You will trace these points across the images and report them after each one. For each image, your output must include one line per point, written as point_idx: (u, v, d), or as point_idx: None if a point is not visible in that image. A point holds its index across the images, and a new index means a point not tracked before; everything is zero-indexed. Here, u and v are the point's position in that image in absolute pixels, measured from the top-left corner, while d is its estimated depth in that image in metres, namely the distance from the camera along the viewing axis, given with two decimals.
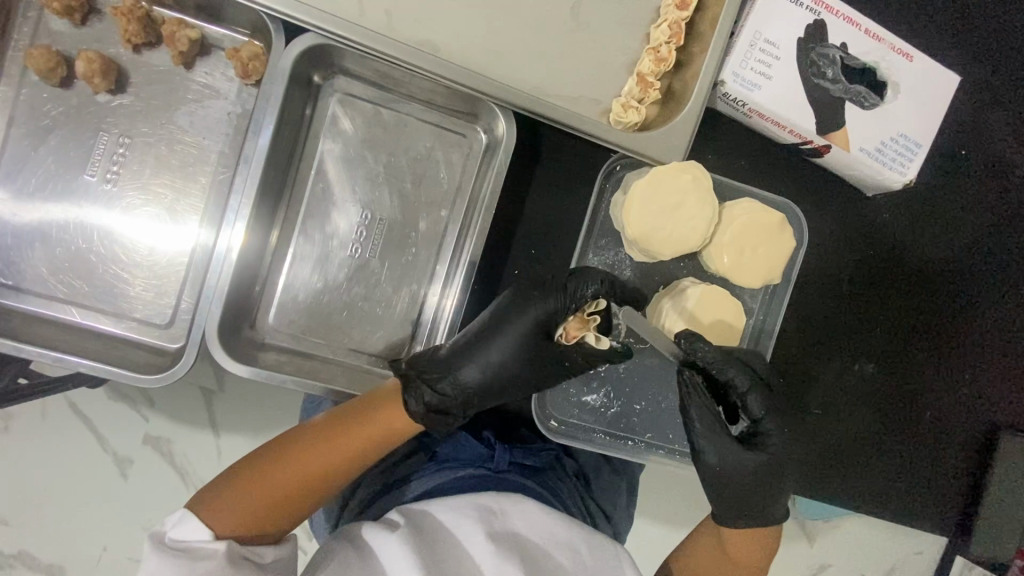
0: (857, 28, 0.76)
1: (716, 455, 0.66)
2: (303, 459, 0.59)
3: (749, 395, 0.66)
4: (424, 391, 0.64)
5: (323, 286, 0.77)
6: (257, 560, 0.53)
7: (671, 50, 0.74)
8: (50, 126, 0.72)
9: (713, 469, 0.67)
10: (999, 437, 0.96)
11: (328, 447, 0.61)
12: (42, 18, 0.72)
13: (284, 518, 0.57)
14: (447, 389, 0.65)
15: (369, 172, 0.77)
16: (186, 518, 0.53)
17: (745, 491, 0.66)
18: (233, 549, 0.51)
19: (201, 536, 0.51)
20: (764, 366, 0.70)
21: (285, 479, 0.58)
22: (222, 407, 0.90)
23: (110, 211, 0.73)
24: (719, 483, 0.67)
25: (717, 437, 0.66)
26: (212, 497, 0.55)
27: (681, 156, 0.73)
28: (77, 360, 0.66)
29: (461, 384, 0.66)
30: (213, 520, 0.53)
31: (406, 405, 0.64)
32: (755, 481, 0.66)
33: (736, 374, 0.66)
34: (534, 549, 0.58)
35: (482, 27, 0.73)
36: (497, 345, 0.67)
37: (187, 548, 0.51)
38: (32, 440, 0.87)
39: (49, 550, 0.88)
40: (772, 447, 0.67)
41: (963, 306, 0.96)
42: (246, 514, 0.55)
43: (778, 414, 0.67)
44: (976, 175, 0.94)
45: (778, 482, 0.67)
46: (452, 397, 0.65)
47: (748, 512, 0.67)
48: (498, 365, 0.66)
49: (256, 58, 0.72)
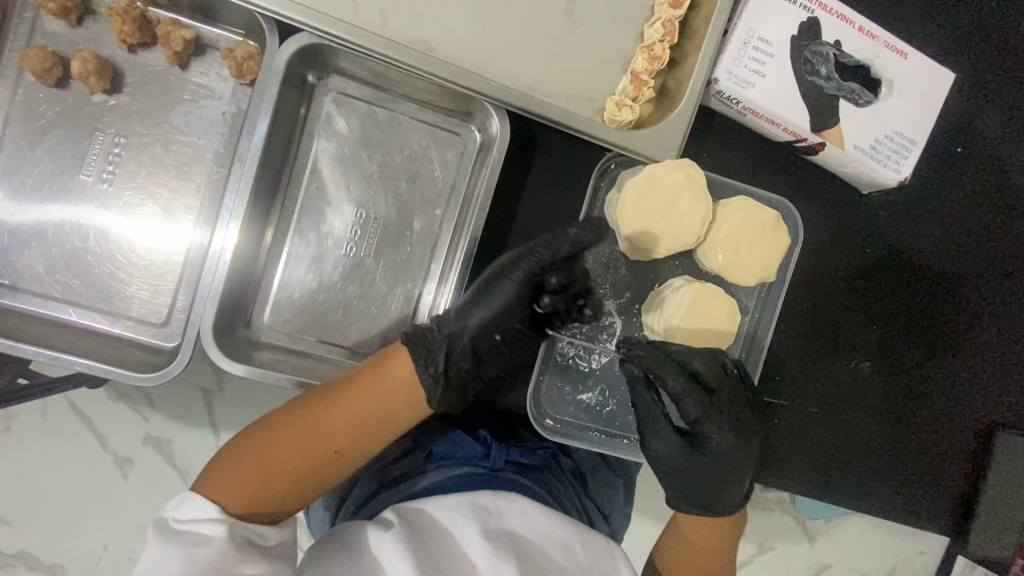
0: (851, 25, 0.76)
1: (659, 448, 0.69)
2: (305, 427, 0.60)
3: (682, 398, 0.66)
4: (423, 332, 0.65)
5: (319, 285, 0.77)
6: (260, 543, 0.53)
7: (665, 48, 0.74)
8: (47, 127, 0.72)
9: (657, 459, 0.69)
10: (998, 436, 0.96)
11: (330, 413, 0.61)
12: (39, 19, 0.72)
13: (289, 490, 0.58)
14: (445, 332, 0.65)
15: (363, 171, 0.78)
16: (188, 499, 0.53)
17: (690, 484, 0.68)
18: (234, 535, 0.51)
19: (205, 515, 0.52)
20: (708, 366, 0.68)
21: (289, 449, 0.59)
22: (221, 407, 0.91)
23: (106, 211, 0.73)
24: (665, 474, 0.69)
25: (657, 431, 0.69)
26: (214, 476, 0.56)
27: (675, 155, 0.73)
28: (73, 359, 0.66)
29: (459, 329, 0.66)
30: (215, 497, 0.54)
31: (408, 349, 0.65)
32: (702, 476, 0.68)
33: (669, 378, 0.66)
34: (530, 548, 0.58)
35: (476, 26, 0.73)
36: (496, 294, 0.68)
37: (187, 535, 0.50)
38: (31, 439, 0.88)
39: (48, 549, 0.89)
40: (713, 446, 0.67)
41: (960, 303, 0.95)
42: (248, 488, 0.55)
43: (719, 414, 0.67)
44: (972, 173, 0.94)
45: (724, 478, 0.68)
46: (447, 338, 0.65)
47: (699, 502, 0.68)
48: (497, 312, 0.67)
49: (251, 58, 0.72)
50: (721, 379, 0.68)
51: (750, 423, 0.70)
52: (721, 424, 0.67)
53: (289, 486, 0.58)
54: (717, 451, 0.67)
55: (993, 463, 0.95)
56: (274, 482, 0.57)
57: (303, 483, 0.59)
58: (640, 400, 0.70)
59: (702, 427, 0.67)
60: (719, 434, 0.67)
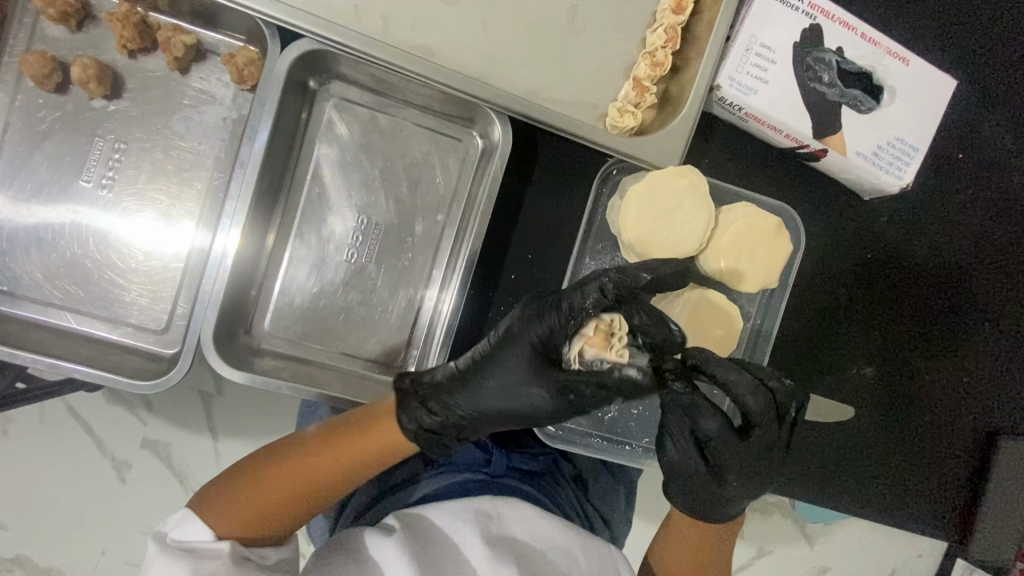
0: (853, 32, 0.76)
1: (675, 458, 0.66)
2: (309, 461, 0.58)
3: (715, 436, 0.64)
4: (419, 410, 0.59)
5: (320, 290, 0.77)
6: (261, 562, 0.55)
7: (667, 55, 0.74)
8: (46, 132, 0.72)
9: (670, 465, 0.66)
10: (1000, 440, 0.96)
11: (331, 452, 0.58)
12: (38, 24, 0.72)
13: (287, 522, 0.57)
14: (445, 410, 0.60)
15: (365, 177, 0.77)
16: (187, 516, 0.54)
17: (696, 498, 0.66)
18: (237, 549, 0.53)
19: (204, 537, 0.53)
20: (761, 409, 0.64)
21: (292, 481, 0.57)
22: (220, 412, 0.90)
23: (106, 217, 0.73)
24: (675, 479, 0.67)
25: (674, 435, 0.66)
26: (215, 496, 0.56)
27: (677, 161, 0.73)
28: (72, 366, 0.66)
29: (456, 406, 0.60)
30: (217, 520, 0.54)
31: (401, 422, 0.59)
32: (711, 499, 0.65)
33: (705, 417, 0.64)
34: (530, 551, 0.58)
35: (478, 33, 0.73)
36: (500, 370, 0.60)
37: (192, 548, 0.52)
38: (29, 445, 0.87)
39: (46, 554, 0.88)
40: (730, 486, 0.65)
41: (961, 309, 0.95)
42: (250, 518, 0.55)
43: (745, 456, 0.65)
44: (973, 178, 0.94)
45: (729, 508, 0.66)
46: (453, 419, 0.60)
47: (697, 512, 0.67)
48: (504, 390, 0.60)
49: (252, 63, 0.72)
50: (767, 418, 0.65)
51: (776, 465, 0.67)
52: (743, 467, 0.65)
53: (287, 519, 0.57)
54: (732, 489, 0.65)
55: (996, 467, 0.95)
56: (274, 517, 0.56)
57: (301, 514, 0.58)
58: (671, 410, 0.66)
59: (725, 466, 0.65)
60: (740, 478, 0.65)
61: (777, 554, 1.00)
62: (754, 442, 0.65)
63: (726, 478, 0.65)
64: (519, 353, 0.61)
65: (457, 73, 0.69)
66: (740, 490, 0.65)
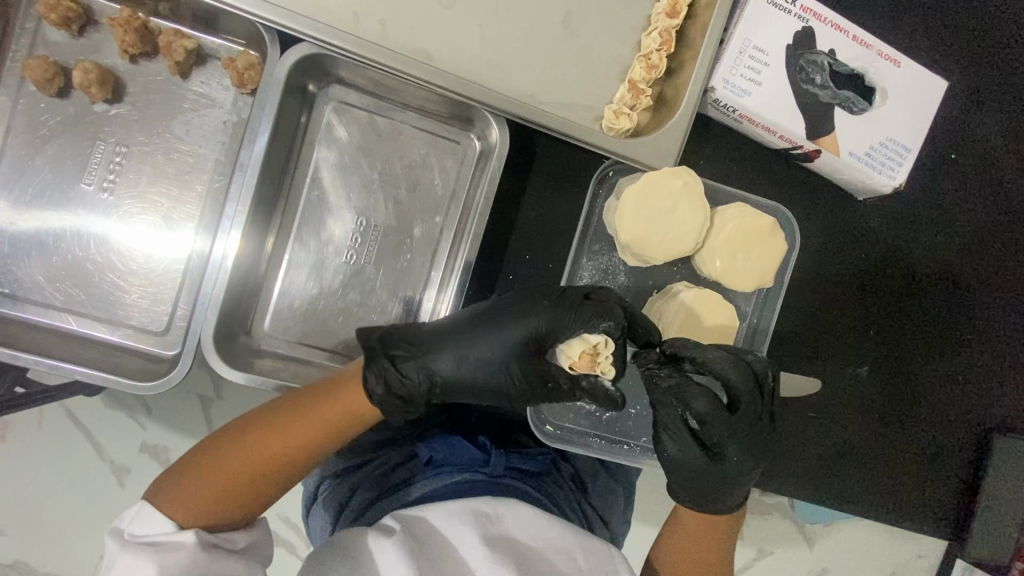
0: (845, 35, 0.77)
1: (674, 452, 0.66)
2: (264, 441, 0.59)
3: (708, 418, 0.64)
4: (388, 371, 0.61)
5: (318, 292, 0.78)
6: (229, 547, 0.55)
7: (662, 58, 0.75)
8: (47, 136, 0.73)
9: (669, 461, 0.67)
10: (995, 438, 0.97)
11: (294, 425, 0.60)
12: (40, 29, 0.73)
13: (253, 503, 0.58)
14: (413, 371, 0.62)
15: (364, 179, 0.78)
16: (147, 508, 0.54)
17: (700, 486, 0.66)
18: (203, 539, 0.53)
19: (165, 528, 0.53)
20: (743, 383, 0.65)
21: (254, 462, 0.58)
22: (219, 415, 0.90)
23: (107, 219, 0.74)
24: (676, 474, 0.67)
25: (671, 430, 0.66)
26: (174, 486, 0.56)
27: (672, 162, 0.74)
28: (72, 368, 0.66)
29: (428, 370, 0.62)
30: (180, 509, 0.54)
31: (367, 383, 0.60)
32: (712, 483, 0.66)
33: (695, 399, 0.64)
34: (529, 553, 0.58)
35: (476, 37, 0.74)
36: (482, 340, 0.63)
37: (153, 543, 0.52)
38: (29, 448, 0.87)
39: (46, 558, 0.88)
40: (729, 466, 0.65)
41: (958, 307, 0.96)
42: (211, 504, 0.55)
43: (740, 436, 0.65)
44: (965, 178, 0.95)
45: (732, 488, 0.66)
46: (421, 379, 0.62)
47: (703, 502, 0.67)
48: (479, 360, 0.63)
49: (252, 67, 0.73)
50: (751, 393, 0.65)
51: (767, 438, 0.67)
52: (740, 443, 0.65)
53: (253, 499, 0.58)
54: (732, 469, 0.65)
55: (993, 465, 0.96)
56: (238, 501, 0.57)
57: (264, 497, 0.59)
58: (661, 402, 0.66)
59: (722, 446, 0.65)
60: (737, 455, 0.65)
61: (776, 554, 1.00)
62: (743, 423, 0.66)
63: (726, 463, 0.65)
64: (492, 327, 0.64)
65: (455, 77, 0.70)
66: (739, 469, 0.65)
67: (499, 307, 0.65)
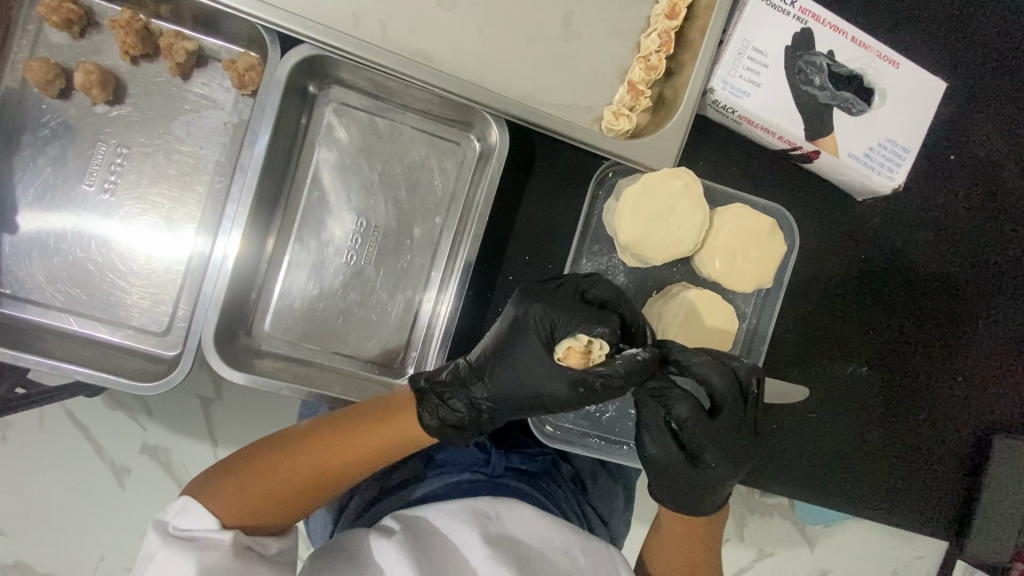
0: (843, 36, 0.77)
1: (655, 452, 0.66)
2: (315, 453, 0.60)
3: (688, 421, 0.65)
4: (437, 407, 0.62)
5: (319, 293, 0.78)
6: (262, 552, 0.54)
7: (661, 59, 0.75)
8: (48, 137, 0.73)
9: (649, 461, 0.66)
10: (994, 439, 0.97)
11: (346, 439, 0.61)
12: (41, 31, 0.73)
13: (293, 511, 0.58)
14: (460, 404, 0.63)
15: (364, 180, 0.78)
16: (189, 505, 0.54)
17: (679, 489, 0.66)
18: (240, 540, 0.53)
19: (205, 526, 0.53)
20: (726, 388, 0.66)
21: (302, 472, 0.59)
22: (220, 416, 0.91)
23: (108, 221, 0.74)
24: (655, 475, 0.67)
25: (652, 431, 0.66)
26: (214, 486, 0.56)
27: (671, 163, 0.74)
28: (73, 368, 0.66)
29: (473, 401, 0.64)
30: (218, 508, 0.54)
31: (421, 419, 0.62)
32: (691, 485, 0.65)
33: (675, 402, 0.65)
34: (530, 552, 0.59)
35: (476, 38, 0.74)
36: (517, 367, 0.63)
37: (193, 537, 0.52)
38: (30, 449, 0.88)
39: (46, 559, 0.88)
40: (709, 469, 0.65)
41: (959, 308, 0.97)
42: (254, 507, 0.55)
43: (720, 440, 0.66)
44: (964, 178, 0.95)
45: (710, 492, 0.66)
46: (470, 411, 0.63)
47: (681, 504, 0.66)
48: (516, 384, 0.63)
49: (253, 69, 0.73)
50: (734, 399, 0.66)
51: (748, 445, 0.68)
52: (719, 448, 0.66)
53: (294, 507, 0.58)
54: (711, 472, 0.65)
55: (991, 465, 0.96)
56: (279, 508, 0.57)
57: (305, 506, 0.59)
58: (643, 404, 0.66)
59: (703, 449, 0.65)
60: (718, 459, 0.65)
61: (777, 555, 1.00)
62: (722, 428, 0.66)
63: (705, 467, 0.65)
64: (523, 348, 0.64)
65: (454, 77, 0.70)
66: (717, 473, 0.65)
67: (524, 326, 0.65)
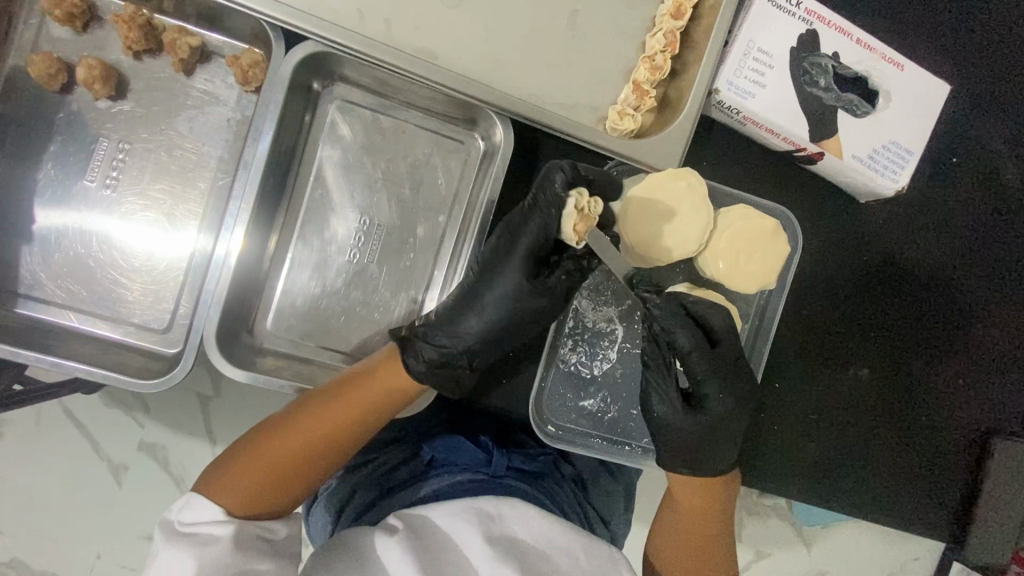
0: (849, 38, 0.77)
1: (663, 413, 0.70)
2: (304, 427, 0.62)
3: (692, 356, 0.67)
4: (423, 349, 0.67)
5: (321, 291, 0.77)
6: (271, 537, 0.56)
7: (666, 58, 0.75)
8: (49, 132, 0.72)
9: (658, 425, 0.70)
10: (994, 441, 0.97)
11: (333, 408, 0.63)
12: (43, 25, 0.72)
13: (293, 493, 0.60)
14: (447, 342, 0.67)
15: (368, 178, 0.78)
16: (195, 498, 0.55)
17: (687, 446, 0.70)
18: (240, 534, 0.53)
19: (210, 518, 0.54)
20: (723, 325, 0.69)
21: (295, 448, 0.61)
22: (218, 414, 0.90)
23: (109, 217, 0.73)
24: (665, 439, 0.71)
25: (659, 393, 0.69)
26: (216, 477, 0.58)
27: (676, 163, 0.74)
28: (74, 365, 0.66)
29: (462, 337, 0.67)
30: (222, 498, 0.56)
31: (407, 365, 0.66)
32: (701, 435, 0.70)
33: (679, 333, 0.67)
34: (531, 552, 0.59)
35: (482, 36, 0.74)
36: (495, 291, 0.67)
37: (194, 534, 0.52)
38: (26, 446, 0.87)
39: (41, 557, 0.88)
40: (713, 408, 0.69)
41: (957, 310, 0.97)
42: (256, 491, 0.57)
43: (721, 375, 0.69)
44: (968, 181, 0.95)
45: (720, 435, 0.70)
46: (462, 352, 0.67)
47: (691, 463, 0.71)
48: (499, 310, 0.67)
49: (257, 65, 0.73)
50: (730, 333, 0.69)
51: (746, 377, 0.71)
52: (721, 385, 0.69)
53: (295, 487, 0.60)
54: (717, 413, 0.69)
55: (989, 468, 0.96)
56: (280, 489, 0.59)
57: (304, 487, 0.61)
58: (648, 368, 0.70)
59: (705, 389, 0.69)
60: (719, 395, 0.69)
61: (774, 555, 1.01)
62: (720, 365, 0.69)
63: (711, 411, 0.69)
64: (497, 290, 0.67)
65: (460, 76, 0.70)
66: (722, 410, 0.69)
67: (490, 266, 0.67)
